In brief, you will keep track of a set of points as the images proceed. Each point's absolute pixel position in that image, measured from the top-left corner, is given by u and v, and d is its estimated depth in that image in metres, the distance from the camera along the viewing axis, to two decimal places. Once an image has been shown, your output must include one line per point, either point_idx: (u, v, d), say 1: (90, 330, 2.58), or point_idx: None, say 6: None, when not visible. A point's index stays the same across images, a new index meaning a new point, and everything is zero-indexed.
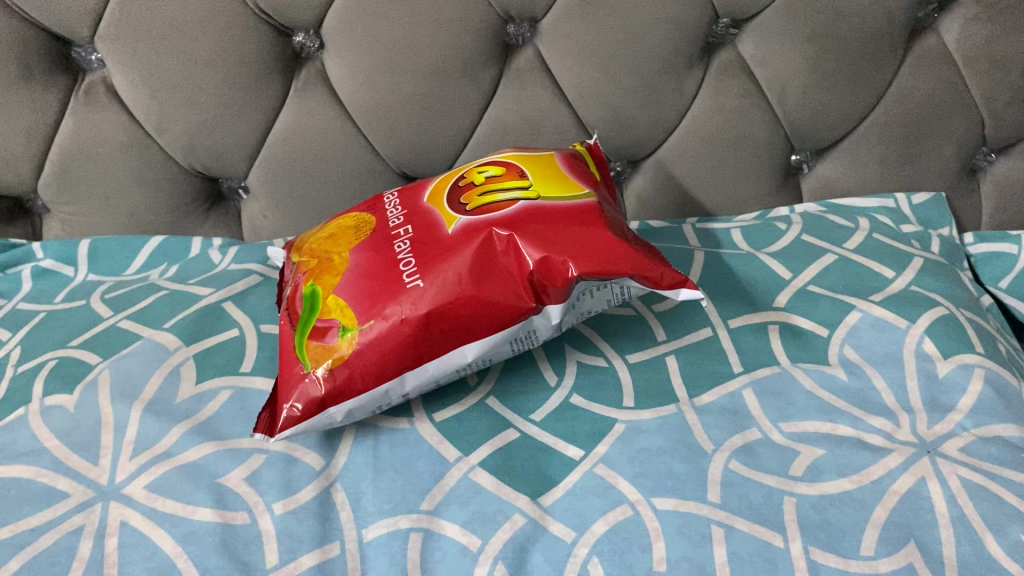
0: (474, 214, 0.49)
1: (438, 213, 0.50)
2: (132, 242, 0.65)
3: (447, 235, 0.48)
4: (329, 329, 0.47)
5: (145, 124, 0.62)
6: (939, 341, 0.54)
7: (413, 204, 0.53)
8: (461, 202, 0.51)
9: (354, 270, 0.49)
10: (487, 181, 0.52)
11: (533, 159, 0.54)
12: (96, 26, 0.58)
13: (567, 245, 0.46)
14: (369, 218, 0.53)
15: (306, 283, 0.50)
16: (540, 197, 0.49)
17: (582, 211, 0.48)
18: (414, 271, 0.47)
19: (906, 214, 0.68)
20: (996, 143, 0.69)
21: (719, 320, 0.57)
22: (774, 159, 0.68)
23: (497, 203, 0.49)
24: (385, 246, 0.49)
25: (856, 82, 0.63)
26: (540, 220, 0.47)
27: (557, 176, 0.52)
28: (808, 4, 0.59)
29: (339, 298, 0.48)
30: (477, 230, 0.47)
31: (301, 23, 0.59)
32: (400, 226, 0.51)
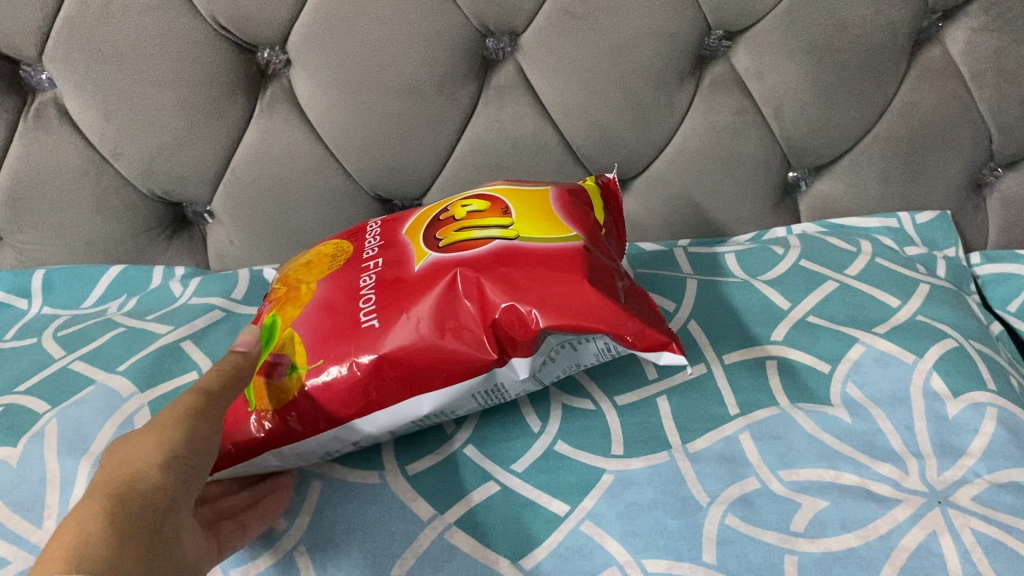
0: (445, 251, 0.45)
1: (412, 247, 0.47)
2: (89, 272, 0.61)
3: (413, 272, 0.45)
4: (278, 364, 0.45)
5: (100, 147, 0.58)
6: (948, 377, 0.51)
7: (391, 236, 0.49)
8: (438, 235, 0.47)
9: (315, 302, 0.46)
10: (469, 214, 0.48)
11: (526, 194, 0.49)
12: (43, 44, 0.54)
13: (536, 295, 0.42)
14: (347, 248, 0.50)
15: (269, 312, 0.48)
16: (518, 237, 0.45)
17: (565, 254, 0.44)
18: (372, 310, 0.44)
19: (909, 233, 0.65)
20: (1004, 159, 0.65)
21: (714, 355, 0.53)
22: (769, 177, 0.65)
23: (471, 241, 0.45)
24: (352, 278, 0.46)
25: (857, 97, 0.60)
26: (514, 262, 0.43)
27: (546, 212, 0.47)
28: (806, 16, 0.56)
29: (295, 334, 0.45)
30: (443, 269, 0.44)
31: (265, 39, 0.56)
32: (374, 258, 0.47)
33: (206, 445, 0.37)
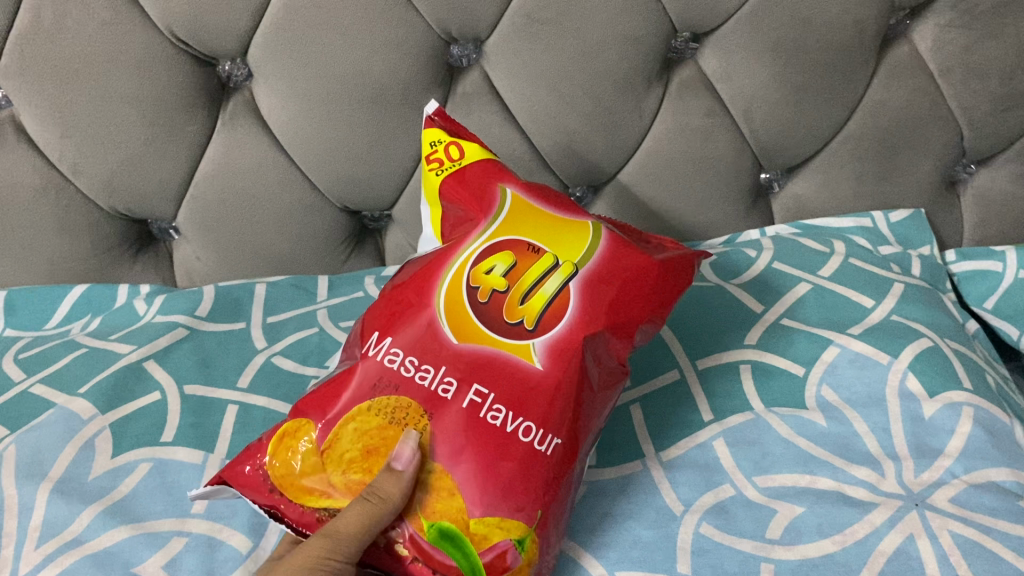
0: (546, 329, 0.40)
1: (488, 347, 0.39)
2: (51, 293, 0.60)
3: (539, 372, 0.39)
4: (505, 553, 0.37)
5: (60, 165, 0.57)
6: (924, 378, 0.50)
7: (437, 353, 0.39)
8: (511, 321, 0.40)
9: (463, 476, 0.37)
10: (509, 277, 0.41)
11: (509, 219, 0.44)
12: None
13: (649, 300, 0.43)
14: (398, 402, 0.38)
15: (416, 518, 0.37)
16: (578, 266, 0.42)
17: (618, 250, 0.44)
18: (534, 430, 0.38)
19: (884, 232, 0.64)
20: (977, 155, 0.65)
21: (687, 361, 0.52)
22: (741, 180, 0.64)
23: (554, 300, 0.41)
24: (467, 422, 0.38)
25: (827, 97, 0.60)
26: (612, 296, 0.42)
27: (547, 222, 0.45)
28: (770, 14, 0.55)
29: (487, 520, 0.36)
30: (573, 351, 0.39)
31: (225, 51, 0.55)
32: (445, 384, 0.38)
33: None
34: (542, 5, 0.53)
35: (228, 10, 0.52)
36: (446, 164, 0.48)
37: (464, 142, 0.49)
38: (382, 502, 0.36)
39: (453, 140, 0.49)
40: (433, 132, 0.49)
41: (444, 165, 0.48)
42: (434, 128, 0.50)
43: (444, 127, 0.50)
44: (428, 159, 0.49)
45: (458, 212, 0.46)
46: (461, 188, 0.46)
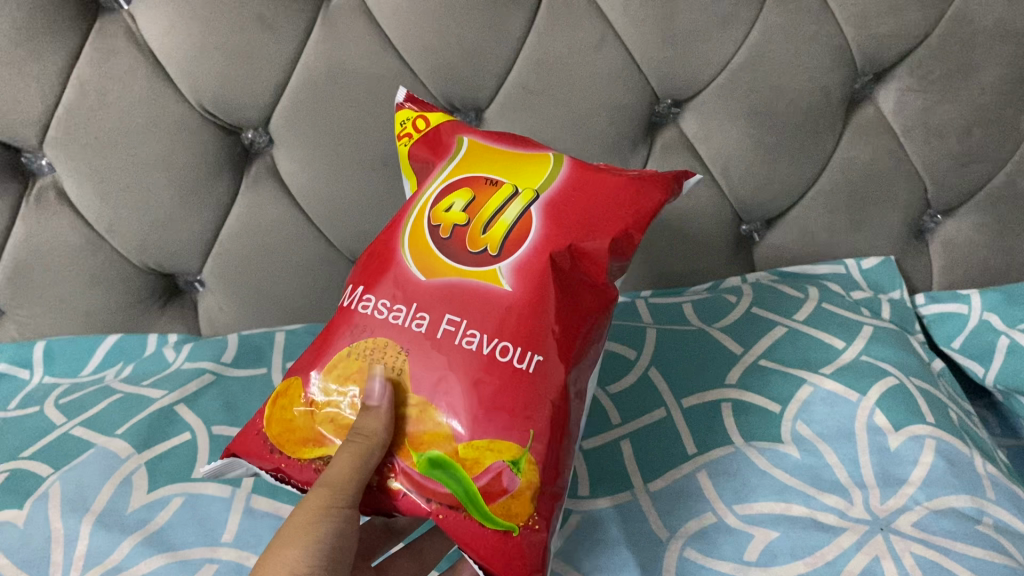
0: (510, 253, 0.43)
1: (456, 277, 0.43)
2: (86, 342, 0.65)
3: (507, 291, 0.42)
4: (500, 474, 0.39)
5: (97, 226, 0.62)
6: (890, 413, 0.55)
7: (410, 291, 0.42)
8: (476, 251, 0.43)
9: (449, 404, 0.39)
10: (469, 211, 0.45)
11: (469, 166, 0.47)
12: (44, 133, 0.58)
13: (614, 218, 0.45)
14: (371, 343, 0.41)
15: (405, 452, 0.40)
16: (538, 193, 0.46)
17: (579, 178, 0.47)
18: (512, 349, 0.40)
19: (856, 279, 0.69)
20: (941, 207, 0.70)
21: (673, 399, 0.57)
22: (723, 232, 0.69)
23: (516, 226, 0.44)
24: (442, 349, 0.40)
25: (798, 156, 0.65)
26: (574, 217, 0.45)
27: (507, 163, 0.48)
28: (744, 83, 0.61)
29: (474, 445, 0.39)
30: (538, 271, 0.42)
31: (249, 122, 0.61)
32: (418, 318, 0.41)
33: (345, 539, 0.38)
34: (536, 78, 0.59)
35: (255, 87, 0.58)
36: (414, 134, 0.51)
37: (428, 113, 0.52)
38: (370, 437, 0.39)
39: (419, 115, 0.52)
40: (402, 111, 0.53)
41: (412, 134, 0.51)
42: (404, 109, 0.53)
43: (412, 107, 0.53)
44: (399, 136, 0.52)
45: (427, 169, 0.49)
46: (425, 150, 0.50)
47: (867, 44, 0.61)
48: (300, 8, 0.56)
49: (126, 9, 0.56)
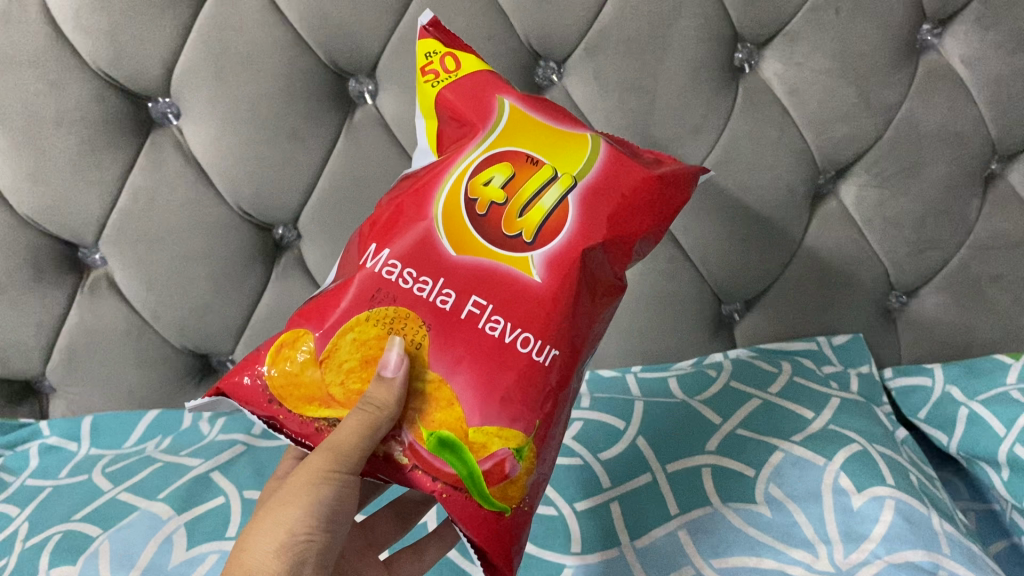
0: (542, 242, 0.46)
1: (486, 259, 0.46)
2: (129, 417, 0.72)
3: (537, 282, 0.45)
4: (504, 461, 0.43)
5: (142, 312, 0.71)
6: (854, 476, 0.61)
7: (444, 267, 0.45)
8: (511, 234, 0.47)
9: (470, 389, 0.43)
10: (507, 190, 0.48)
11: (507, 133, 0.50)
12: (100, 232, 0.67)
13: (643, 216, 0.48)
14: (397, 314, 0.44)
15: (417, 428, 0.44)
16: (576, 180, 0.48)
17: (615, 166, 0.50)
18: (532, 342, 0.44)
19: (827, 354, 0.76)
20: (903, 288, 0.78)
21: (658, 465, 0.63)
22: (705, 312, 0.76)
23: (552, 213, 0.47)
24: (469, 331, 0.44)
25: (769, 245, 0.72)
26: (606, 211, 0.47)
27: (544, 137, 0.50)
28: (716, 181, 0.69)
29: (484, 429, 0.43)
30: (567, 263, 0.45)
31: (280, 219, 0.69)
32: (443, 296, 0.45)
33: (342, 499, 0.42)
34: None
35: (285, 190, 0.66)
36: (442, 75, 0.53)
37: (460, 53, 0.53)
38: (378, 410, 0.42)
39: (447, 51, 0.53)
40: (427, 44, 0.54)
41: (442, 74, 0.53)
42: (429, 37, 0.54)
43: (437, 36, 0.54)
44: (424, 71, 0.53)
45: (457, 124, 0.51)
46: (460, 98, 0.51)
47: (825, 146, 0.69)
48: (327, 122, 0.65)
49: (175, 124, 0.65)
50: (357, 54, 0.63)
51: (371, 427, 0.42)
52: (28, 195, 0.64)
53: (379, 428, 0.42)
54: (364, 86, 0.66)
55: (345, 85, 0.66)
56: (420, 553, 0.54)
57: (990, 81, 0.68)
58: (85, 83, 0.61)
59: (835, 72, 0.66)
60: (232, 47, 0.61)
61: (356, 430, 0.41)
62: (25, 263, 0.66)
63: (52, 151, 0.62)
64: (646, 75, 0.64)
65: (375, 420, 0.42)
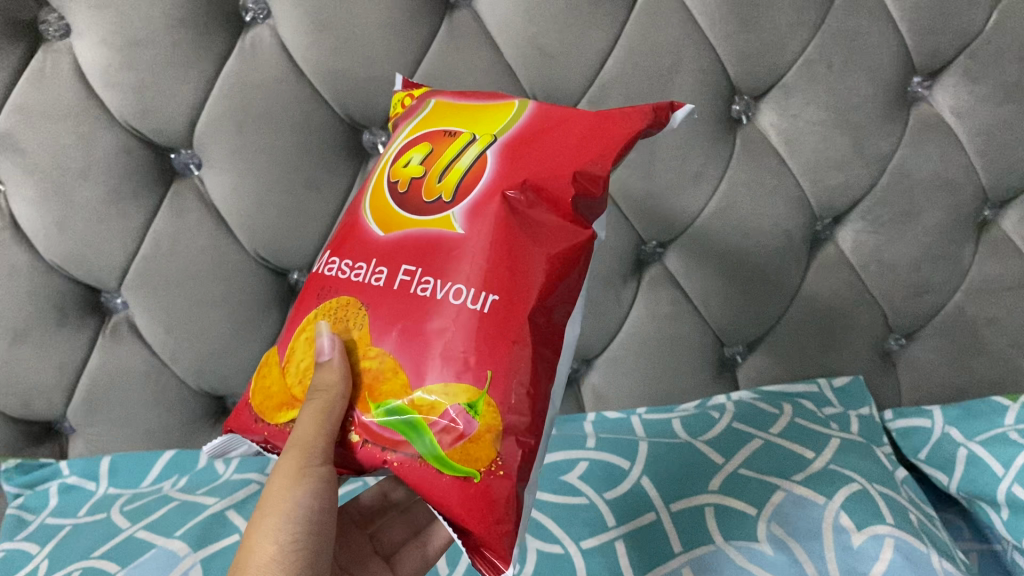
0: (461, 199, 0.48)
1: (414, 228, 0.49)
2: (147, 458, 0.74)
3: (458, 233, 0.47)
4: (456, 419, 0.43)
5: (161, 354, 0.73)
6: (854, 515, 0.62)
7: (376, 247, 0.49)
8: (434, 201, 0.49)
9: (402, 347, 0.45)
10: (425, 164, 0.51)
11: (432, 124, 0.54)
12: (123, 277, 0.69)
13: (570, 152, 0.49)
14: (338, 302, 0.48)
15: (363, 404, 0.46)
16: (494, 137, 0.51)
17: (536, 121, 0.51)
18: (462, 292, 0.45)
19: (828, 396, 0.77)
20: (902, 331, 0.81)
21: (662, 504, 0.64)
22: (707, 355, 0.78)
23: (469, 169, 0.49)
24: (399, 297, 0.46)
25: (769, 289, 0.75)
26: (523, 155, 0.49)
27: (469, 113, 0.54)
28: (716, 227, 0.71)
29: (427, 392, 0.44)
30: (483, 210, 0.47)
31: (295, 264, 0.72)
32: (376, 272, 0.48)
33: (320, 494, 0.46)
34: None
35: (302, 236, 0.69)
36: (397, 105, 0.59)
37: (413, 89, 0.59)
38: (323, 393, 0.45)
39: (406, 92, 0.59)
40: (397, 90, 0.60)
41: (396, 106, 0.59)
42: (401, 87, 0.61)
43: (405, 85, 0.61)
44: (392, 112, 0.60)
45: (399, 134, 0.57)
46: (404, 117, 0.56)
47: (821, 193, 0.71)
48: (343, 171, 0.68)
49: (196, 174, 0.68)
50: (371, 107, 0.66)
51: (328, 420, 0.45)
52: (55, 242, 0.66)
53: (334, 417, 0.45)
54: (378, 137, 0.70)
55: (358, 136, 0.69)
56: (425, 542, 0.58)
57: (979, 132, 0.71)
58: (114, 136, 0.64)
59: (830, 123, 0.68)
60: (252, 102, 0.64)
61: (316, 424, 0.45)
62: (50, 308, 0.69)
63: (80, 200, 0.65)
64: None
65: (330, 410, 0.45)
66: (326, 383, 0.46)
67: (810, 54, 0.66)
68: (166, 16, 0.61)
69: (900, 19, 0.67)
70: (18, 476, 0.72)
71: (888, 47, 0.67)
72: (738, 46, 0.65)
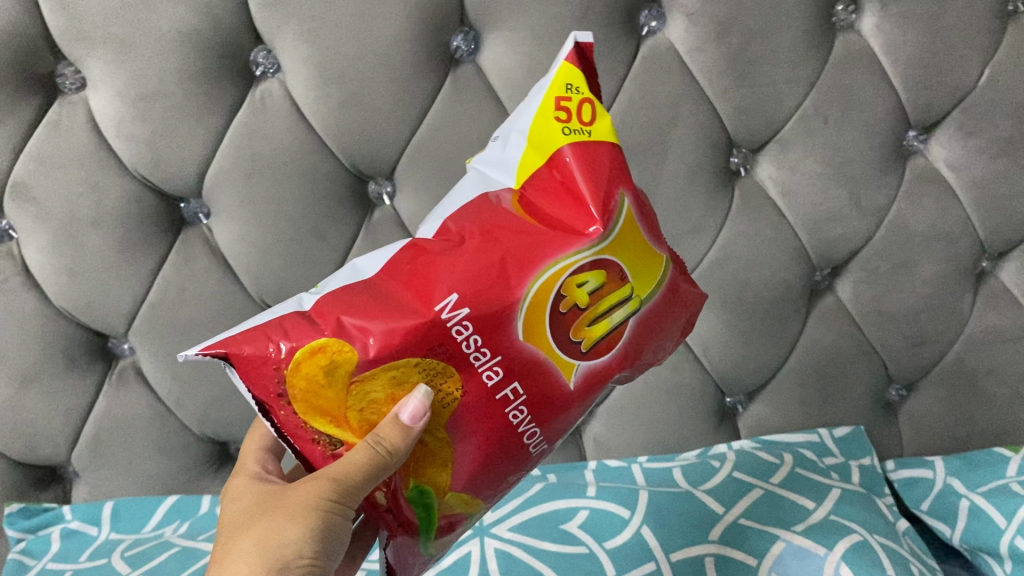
0: (593, 357, 0.44)
1: (544, 354, 0.43)
2: (148, 504, 0.74)
3: (568, 391, 0.44)
4: (456, 521, 0.46)
5: (166, 400, 0.75)
6: (854, 566, 0.62)
7: (509, 348, 0.42)
8: (574, 339, 0.44)
9: (466, 459, 0.43)
10: (593, 298, 0.43)
11: (625, 237, 0.44)
12: (130, 323, 0.71)
13: (655, 348, 0.48)
14: (443, 369, 0.41)
15: (408, 477, 0.44)
16: (643, 304, 0.46)
17: (669, 299, 0.48)
18: (533, 436, 0.44)
19: (830, 446, 0.77)
20: (902, 382, 0.81)
21: (663, 554, 0.64)
22: (708, 404, 0.79)
23: (613, 334, 0.45)
24: (496, 415, 0.43)
25: (768, 339, 0.76)
26: (644, 344, 0.47)
27: (643, 250, 0.46)
28: (715, 278, 0.72)
29: (456, 492, 0.44)
30: (595, 386, 0.45)
31: None
32: (490, 371, 0.42)
33: (340, 526, 0.43)
34: None
35: (308, 285, 0.71)
36: (574, 124, 0.46)
37: (598, 104, 0.48)
38: (390, 457, 0.41)
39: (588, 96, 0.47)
40: (567, 70, 0.47)
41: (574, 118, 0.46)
42: (574, 67, 0.47)
43: (577, 63, 0.47)
44: (558, 101, 0.47)
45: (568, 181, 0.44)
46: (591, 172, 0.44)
47: (818, 244, 0.73)
48: (349, 221, 0.70)
49: (206, 223, 0.70)
50: (376, 158, 0.68)
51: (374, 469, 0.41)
52: (65, 287, 0.68)
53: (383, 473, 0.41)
54: (383, 187, 0.71)
55: (364, 187, 0.70)
56: None
57: (973, 185, 0.72)
58: (126, 186, 0.66)
59: (827, 176, 0.70)
60: (261, 154, 0.65)
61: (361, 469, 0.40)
62: (58, 352, 0.70)
63: (89, 247, 0.67)
64: (647, 179, 0.68)
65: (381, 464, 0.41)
66: (392, 442, 0.41)
67: (806, 109, 0.67)
68: (179, 70, 0.62)
69: (895, 75, 0.68)
70: (21, 521, 0.72)
71: (884, 102, 0.68)
72: (735, 101, 0.67)
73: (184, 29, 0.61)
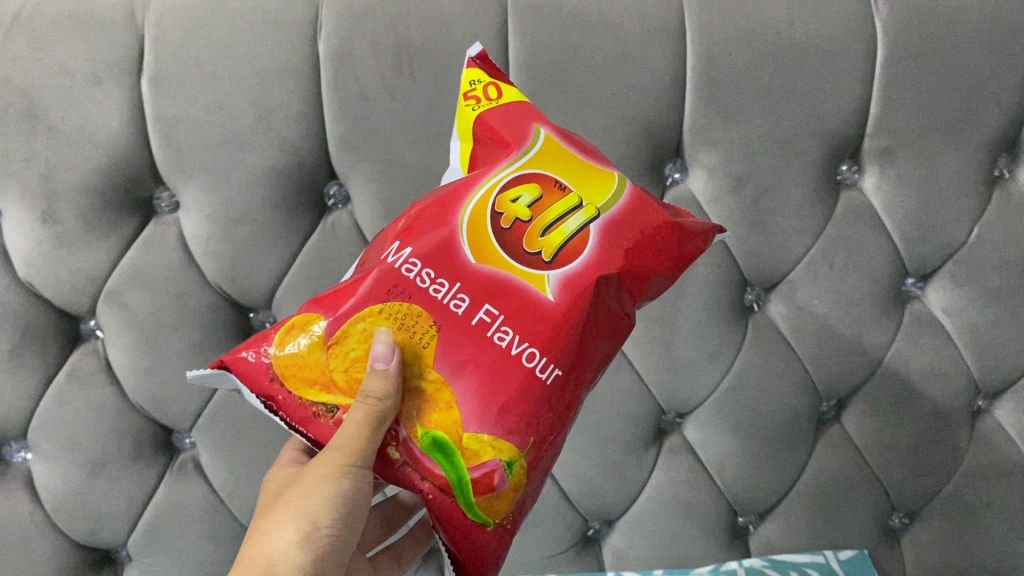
0: (559, 264, 0.51)
1: (504, 272, 0.51)
2: None
3: (550, 300, 0.50)
4: (494, 471, 0.47)
5: (221, 493, 0.81)
6: None
7: (464, 269, 0.50)
8: (531, 253, 0.51)
9: (467, 395, 0.48)
10: (532, 210, 0.53)
11: (540, 157, 0.55)
12: (195, 420, 0.78)
13: (647, 257, 0.53)
14: (408, 309, 0.49)
15: (412, 426, 0.49)
16: (598, 211, 0.54)
17: (633, 206, 0.55)
18: (535, 356, 0.48)
19: (835, 567, 0.83)
20: (904, 510, 0.87)
21: None
22: (722, 522, 0.84)
23: (572, 237, 0.52)
24: (478, 338, 0.49)
25: (777, 464, 0.82)
26: (621, 246, 0.52)
27: (571, 167, 0.56)
28: (729, 404, 0.79)
29: (474, 436, 0.47)
30: (578, 292, 0.50)
31: None
32: (457, 298, 0.49)
33: (357, 492, 0.48)
34: None
35: None
36: (482, 100, 0.58)
37: (500, 82, 0.60)
38: (378, 401, 0.46)
39: (490, 82, 0.59)
40: (472, 70, 0.60)
41: (481, 96, 0.59)
42: (474, 67, 0.60)
43: (481, 64, 0.60)
44: (466, 95, 0.59)
45: (490, 142, 0.57)
46: (502, 123, 0.57)
47: (824, 377, 0.80)
48: None
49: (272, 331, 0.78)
50: None
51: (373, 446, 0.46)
52: (142, 385, 0.76)
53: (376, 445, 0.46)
54: None
55: None
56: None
57: (966, 330, 0.79)
58: (206, 297, 0.74)
59: (831, 316, 0.77)
60: (329, 274, 0.74)
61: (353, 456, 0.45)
62: (127, 443, 0.77)
63: (168, 350, 0.74)
64: (666, 310, 0.75)
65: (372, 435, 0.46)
66: (374, 400, 0.47)
67: (813, 256, 0.76)
68: (262, 201, 0.71)
69: (894, 229, 0.76)
70: None
71: (884, 254, 0.76)
72: (750, 246, 0.75)
73: (271, 166, 0.70)
